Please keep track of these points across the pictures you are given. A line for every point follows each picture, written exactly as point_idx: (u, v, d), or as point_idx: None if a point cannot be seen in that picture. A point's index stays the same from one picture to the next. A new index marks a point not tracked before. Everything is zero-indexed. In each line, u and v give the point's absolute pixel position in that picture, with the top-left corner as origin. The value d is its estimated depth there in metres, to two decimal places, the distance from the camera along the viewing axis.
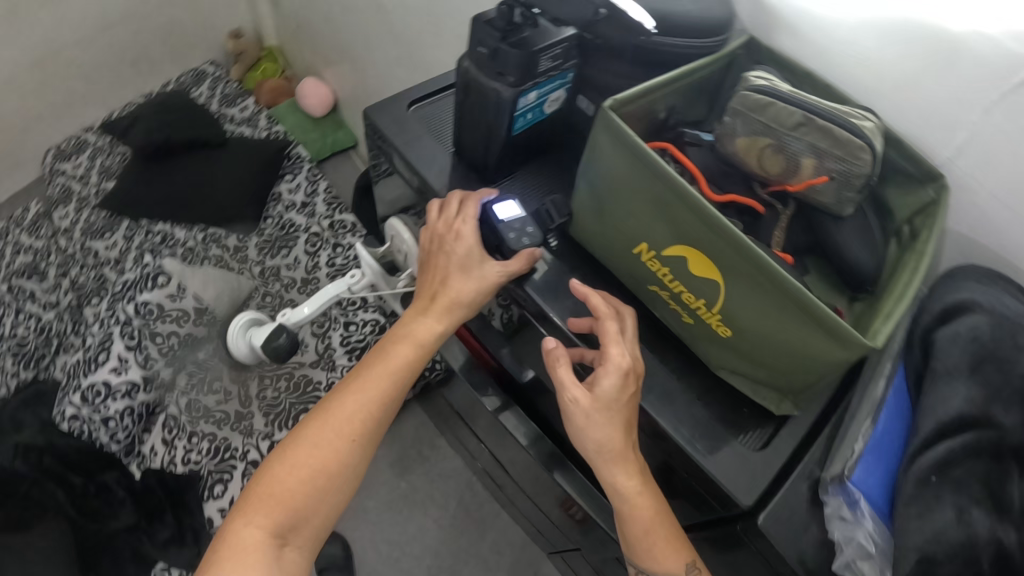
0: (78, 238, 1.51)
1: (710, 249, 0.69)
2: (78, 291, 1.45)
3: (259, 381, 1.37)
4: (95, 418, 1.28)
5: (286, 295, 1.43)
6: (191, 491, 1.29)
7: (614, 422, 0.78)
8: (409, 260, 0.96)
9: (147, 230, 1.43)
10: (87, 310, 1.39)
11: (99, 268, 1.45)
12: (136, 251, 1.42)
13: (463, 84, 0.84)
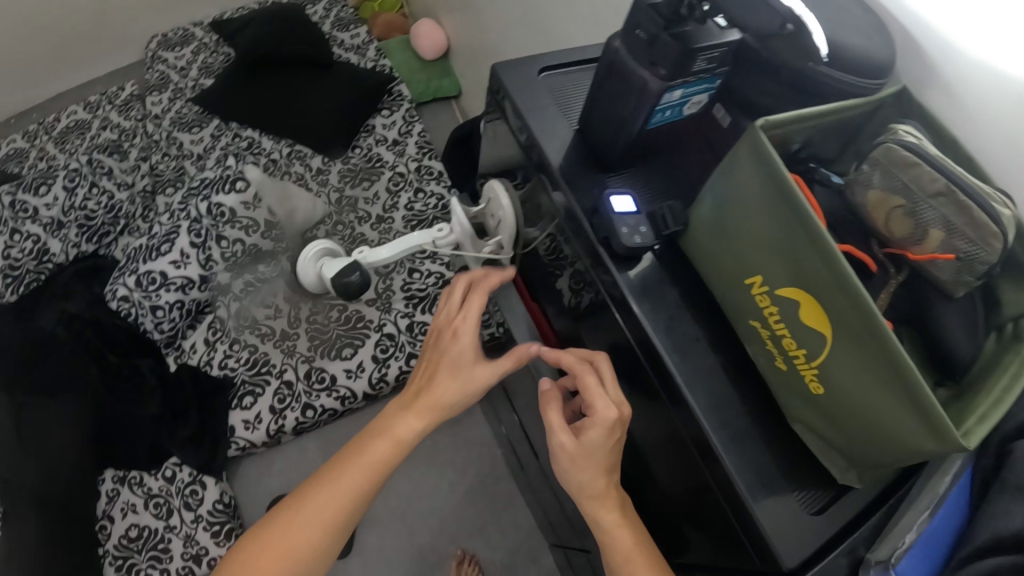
0: (166, 126, 1.55)
1: (826, 299, 0.63)
2: (155, 178, 1.49)
3: (310, 306, 1.33)
4: (144, 305, 1.31)
5: (358, 228, 1.39)
6: (220, 397, 1.29)
7: (593, 464, 0.76)
8: (502, 227, 0.93)
9: (235, 134, 1.47)
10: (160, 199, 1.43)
11: (182, 161, 1.48)
12: (220, 151, 1.46)
13: (608, 63, 0.79)
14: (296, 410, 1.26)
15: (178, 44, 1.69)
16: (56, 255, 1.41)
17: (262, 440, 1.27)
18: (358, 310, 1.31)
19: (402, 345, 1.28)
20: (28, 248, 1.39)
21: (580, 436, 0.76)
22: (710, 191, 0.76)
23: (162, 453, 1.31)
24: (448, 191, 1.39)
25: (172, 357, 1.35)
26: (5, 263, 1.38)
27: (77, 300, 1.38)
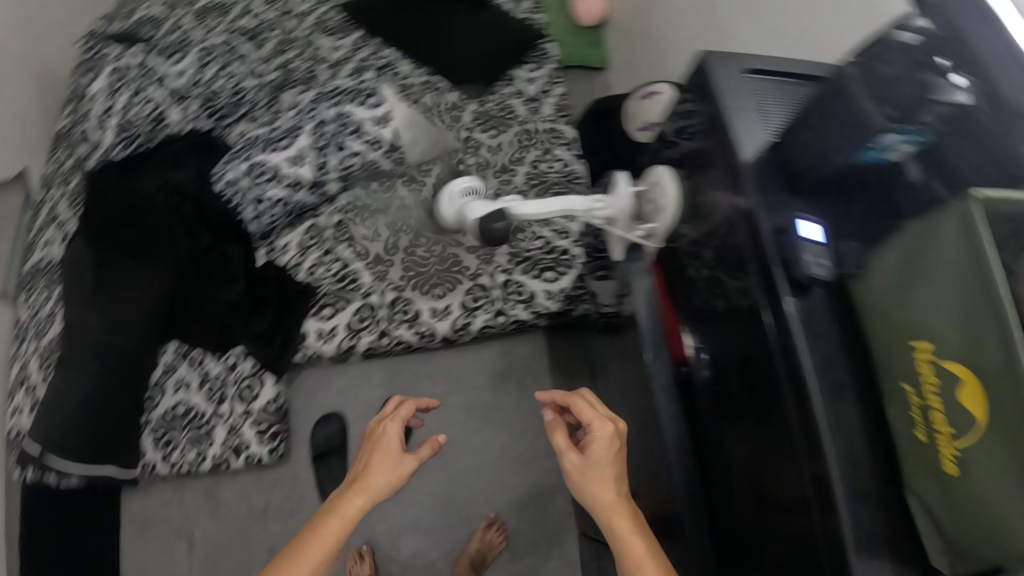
0: (307, 27, 1.54)
1: (994, 386, 0.53)
2: (287, 74, 1.48)
3: (411, 236, 1.32)
4: (249, 194, 1.30)
5: (478, 173, 1.39)
6: (302, 302, 1.28)
7: (608, 474, 0.81)
8: (663, 211, 0.91)
9: (375, 52, 1.48)
10: (289, 96, 1.45)
11: (315, 62, 1.49)
12: (355, 64, 1.47)
13: (832, 90, 0.65)
14: (372, 334, 1.27)
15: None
16: (171, 125, 1.42)
17: (332, 354, 1.27)
18: (456, 254, 1.30)
19: (494, 299, 1.28)
20: (147, 110, 1.41)
21: (586, 451, 0.83)
22: (902, 233, 0.64)
23: (228, 341, 1.29)
24: (575, 160, 1.40)
25: (262, 251, 1.34)
26: (122, 122, 1.41)
27: (185, 172, 1.37)
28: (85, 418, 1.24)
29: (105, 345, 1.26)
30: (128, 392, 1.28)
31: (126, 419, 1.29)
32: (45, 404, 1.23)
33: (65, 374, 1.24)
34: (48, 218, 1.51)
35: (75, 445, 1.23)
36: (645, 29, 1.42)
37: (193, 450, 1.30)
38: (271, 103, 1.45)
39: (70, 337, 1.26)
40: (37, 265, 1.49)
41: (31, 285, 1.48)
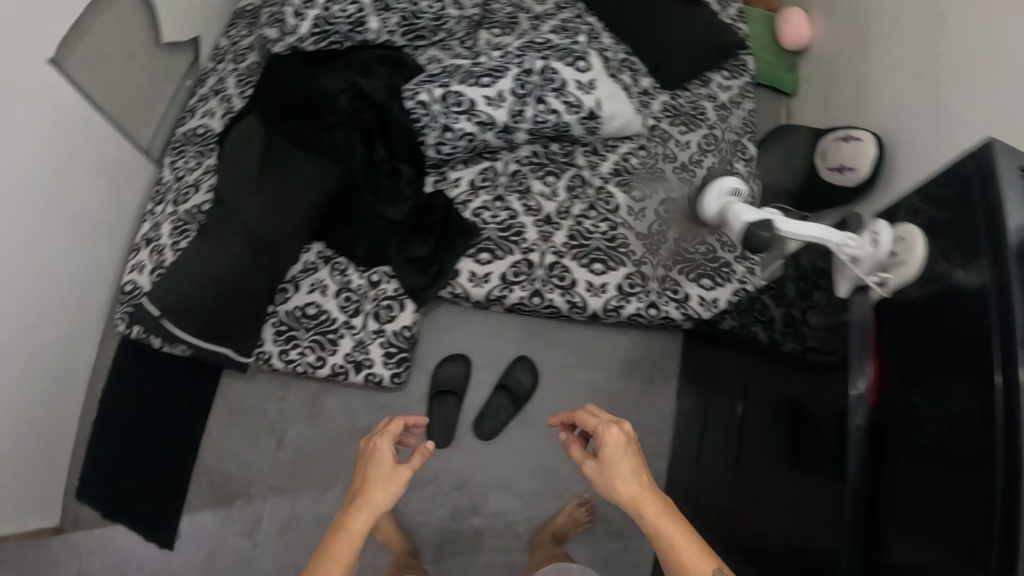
0: None
1: None
2: (487, 14, 1.52)
3: (584, 205, 1.32)
4: (439, 120, 1.28)
5: (657, 163, 1.39)
6: (463, 239, 1.26)
7: (628, 472, 0.86)
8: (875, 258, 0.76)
9: (577, 14, 1.54)
10: (486, 36, 1.49)
11: (518, 10, 1.53)
12: (557, 22, 1.52)
13: None
14: (525, 290, 1.26)
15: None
16: (369, 32, 1.39)
17: (481, 299, 1.26)
18: (622, 236, 1.31)
19: (649, 289, 1.29)
20: (349, 11, 1.36)
21: (600, 456, 0.88)
22: None
23: (378, 257, 1.27)
24: (750, 177, 1.41)
25: (431, 178, 1.32)
26: (321, 14, 1.35)
27: (372, 79, 1.35)
28: (201, 295, 1.23)
29: (245, 230, 1.24)
30: (253, 281, 1.24)
31: (236, 307, 1.24)
32: (177, 268, 1.26)
33: (203, 247, 1.26)
34: (212, 90, 1.51)
35: (188, 316, 1.23)
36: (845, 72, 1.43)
37: (313, 353, 1.27)
38: (468, 43, 1.49)
39: (222, 210, 1.27)
40: (192, 132, 1.48)
41: (180, 149, 1.47)
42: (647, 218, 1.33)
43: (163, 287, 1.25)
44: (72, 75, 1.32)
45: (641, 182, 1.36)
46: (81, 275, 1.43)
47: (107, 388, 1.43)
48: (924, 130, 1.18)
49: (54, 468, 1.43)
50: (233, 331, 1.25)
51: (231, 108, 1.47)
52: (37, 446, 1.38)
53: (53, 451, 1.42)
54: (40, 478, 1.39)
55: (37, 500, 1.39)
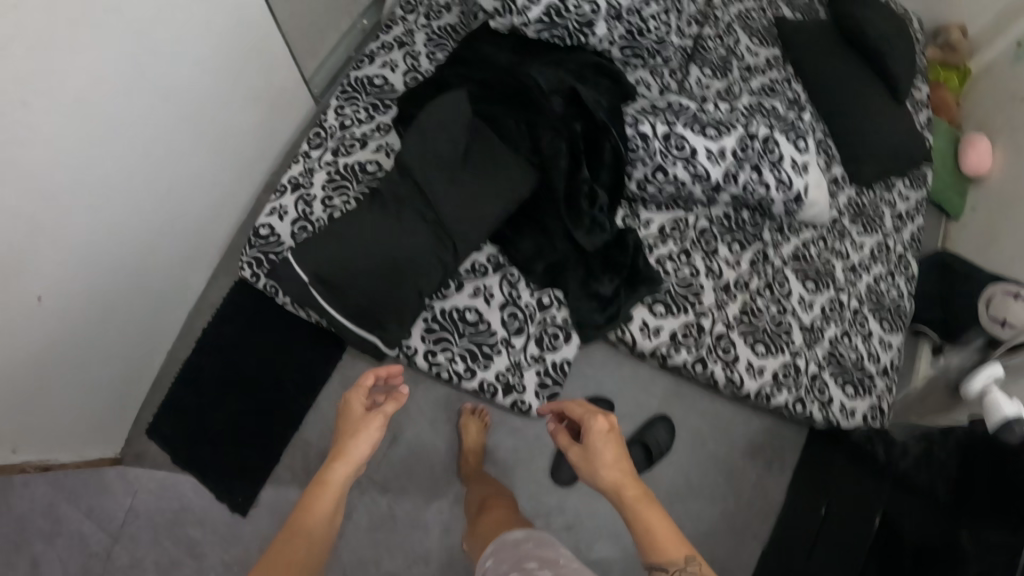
0: (730, 17, 1.54)
1: None
2: (700, 51, 1.46)
3: (762, 283, 1.30)
4: (655, 158, 1.20)
5: (831, 257, 1.37)
6: (647, 287, 1.21)
7: (612, 458, 0.80)
8: None
9: (785, 77, 1.50)
10: (696, 74, 1.43)
11: (730, 54, 1.48)
12: (765, 79, 1.47)
13: None
14: (690, 354, 1.24)
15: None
16: (594, 35, 1.31)
17: (646, 351, 1.23)
18: (788, 323, 1.30)
19: (801, 384, 1.29)
20: (585, 10, 1.26)
21: (586, 445, 0.82)
22: None
23: (555, 280, 1.19)
24: (908, 296, 1.41)
25: (623, 212, 1.26)
26: (556, 3, 1.24)
27: (591, 89, 1.26)
28: (363, 271, 1.11)
29: (427, 215, 1.14)
30: (423, 273, 1.14)
31: (397, 292, 1.13)
32: (336, 233, 1.12)
33: (373, 217, 1.13)
34: (397, 41, 1.41)
35: (341, 289, 1.12)
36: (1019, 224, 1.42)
37: (464, 362, 1.19)
38: (678, 77, 1.42)
39: (402, 185, 1.16)
40: (368, 79, 1.38)
41: (349, 95, 1.37)
42: (813, 311, 1.32)
43: (312, 248, 1.10)
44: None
45: (816, 274, 1.34)
46: (214, 200, 1.31)
47: (212, 328, 1.32)
48: None
49: (133, 397, 1.31)
50: (385, 316, 1.13)
51: (416, 67, 1.39)
52: (128, 372, 1.26)
53: (138, 380, 1.31)
54: (121, 405, 1.28)
55: (110, 426, 1.28)
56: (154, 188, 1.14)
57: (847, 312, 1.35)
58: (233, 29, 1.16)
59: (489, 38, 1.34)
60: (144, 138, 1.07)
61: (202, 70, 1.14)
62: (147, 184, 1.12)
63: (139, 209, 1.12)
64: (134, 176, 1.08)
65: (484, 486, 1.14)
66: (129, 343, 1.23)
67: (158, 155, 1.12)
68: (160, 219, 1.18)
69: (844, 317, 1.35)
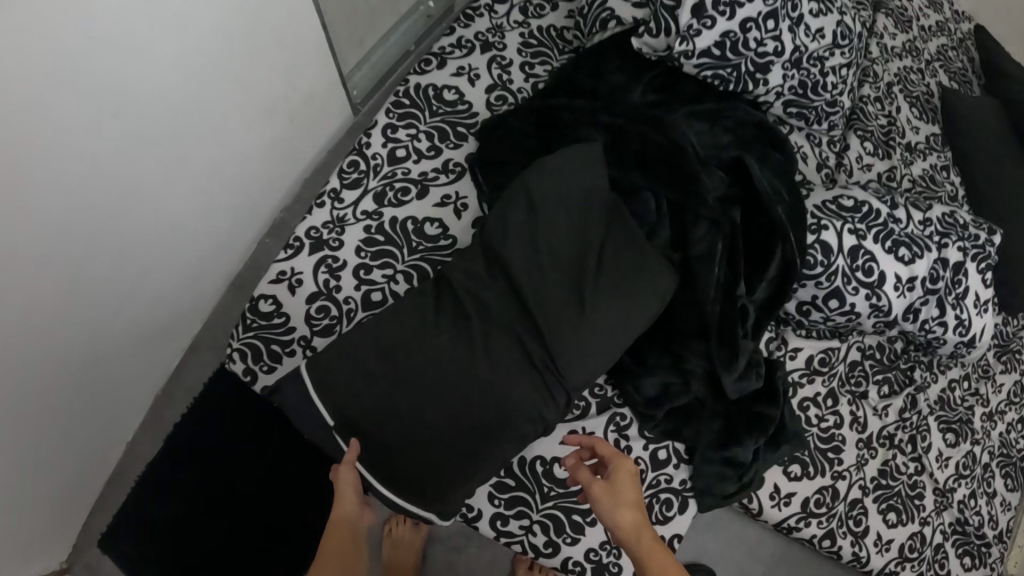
0: (890, 74, 1.23)
1: None
2: (863, 114, 1.14)
3: (906, 435, 1.05)
4: (835, 280, 0.90)
5: (974, 405, 1.13)
6: (791, 447, 0.92)
7: (631, 500, 0.67)
8: None
9: (946, 163, 1.21)
10: (860, 146, 1.11)
11: (892, 125, 1.17)
12: (928, 162, 1.18)
13: None
14: (820, 528, 0.98)
15: (912, 23, 1.36)
16: (765, 84, 0.96)
17: (771, 521, 0.96)
18: (922, 485, 1.06)
19: (924, 559, 1.07)
20: (766, 48, 0.93)
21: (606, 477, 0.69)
22: None
23: (682, 430, 0.88)
24: None
25: (768, 337, 0.97)
26: (736, 31, 0.90)
27: (760, 165, 0.92)
28: (414, 412, 0.75)
29: (519, 332, 0.77)
30: (507, 431, 0.75)
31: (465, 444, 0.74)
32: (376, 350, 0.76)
33: (433, 328, 0.77)
34: (479, 40, 1.01)
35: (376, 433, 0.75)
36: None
37: (545, 535, 0.86)
38: (837, 149, 1.10)
39: (489, 286, 0.79)
40: (435, 91, 0.98)
41: (407, 114, 0.96)
42: (950, 470, 1.09)
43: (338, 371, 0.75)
44: None
45: (958, 424, 1.10)
46: (191, 243, 0.89)
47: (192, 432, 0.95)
48: None
49: (66, 525, 0.91)
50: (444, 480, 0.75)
51: (505, 82, 1.00)
52: (58, 493, 0.85)
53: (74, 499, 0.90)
54: (45, 543, 0.87)
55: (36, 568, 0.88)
56: (103, 223, 0.72)
57: (980, 471, 1.14)
58: None
59: (621, 63, 0.96)
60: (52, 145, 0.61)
61: (195, 43, 0.73)
62: (90, 218, 0.70)
63: (77, 259, 0.70)
64: (65, 210, 0.66)
65: None
66: (61, 454, 0.82)
67: (111, 174, 0.70)
68: (114, 274, 0.77)
69: (977, 477, 1.13)
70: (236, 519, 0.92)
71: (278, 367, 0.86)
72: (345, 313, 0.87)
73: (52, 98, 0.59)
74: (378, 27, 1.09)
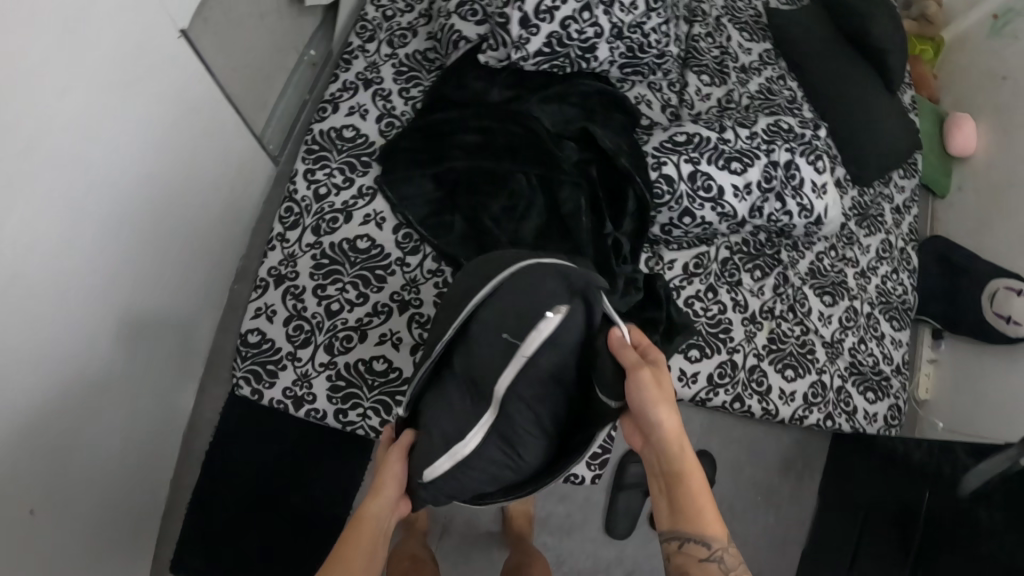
0: (717, 11, 1.44)
1: None
2: (695, 53, 1.36)
3: (785, 306, 1.29)
4: (682, 202, 1.15)
5: (843, 266, 1.37)
6: (683, 337, 1.16)
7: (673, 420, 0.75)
8: None
9: (780, 74, 1.42)
10: (696, 80, 1.33)
11: (725, 55, 1.39)
12: (762, 79, 1.40)
13: None
14: (728, 394, 1.22)
15: None
16: (596, 60, 1.19)
17: (686, 398, 1.21)
18: (811, 342, 1.31)
19: (829, 399, 1.31)
20: (587, 34, 1.14)
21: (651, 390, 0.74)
22: None
23: None
24: (911, 289, 1.44)
25: (646, 256, 1.20)
26: (558, 31, 1.12)
27: (605, 126, 1.15)
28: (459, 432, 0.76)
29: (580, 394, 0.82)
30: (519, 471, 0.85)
31: (457, 440, 0.75)
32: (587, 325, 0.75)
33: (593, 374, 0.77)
34: (360, 78, 1.24)
35: (499, 322, 0.72)
36: (1005, 212, 1.47)
37: None
38: (677, 89, 1.31)
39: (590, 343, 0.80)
40: (337, 133, 1.21)
41: (320, 157, 1.20)
42: (832, 325, 1.33)
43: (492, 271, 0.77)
44: (200, 50, 1.06)
45: (831, 286, 1.34)
46: (180, 297, 1.14)
47: (226, 449, 1.21)
48: None
49: (143, 537, 1.16)
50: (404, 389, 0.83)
51: (390, 109, 1.22)
52: (130, 524, 1.10)
53: (144, 526, 1.14)
54: (131, 552, 1.12)
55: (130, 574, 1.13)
56: (105, 309, 0.96)
57: (863, 321, 1.37)
58: (174, 102, 1.00)
59: (477, 73, 1.18)
60: (71, 251, 0.86)
61: (150, 152, 0.98)
62: (94, 308, 0.94)
63: (94, 340, 0.95)
64: (78, 307, 0.90)
65: (529, 557, 1.09)
66: (126, 483, 1.08)
67: (102, 273, 0.94)
68: (119, 342, 1.01)
69: (861, 326, 1.36)
70: (281, 500, 1.20)
71: (277, 380, 1.13)
72: (316, 324, 1.14)
73: (69, 222, 0.85)
74: (278, 88, 1.29)
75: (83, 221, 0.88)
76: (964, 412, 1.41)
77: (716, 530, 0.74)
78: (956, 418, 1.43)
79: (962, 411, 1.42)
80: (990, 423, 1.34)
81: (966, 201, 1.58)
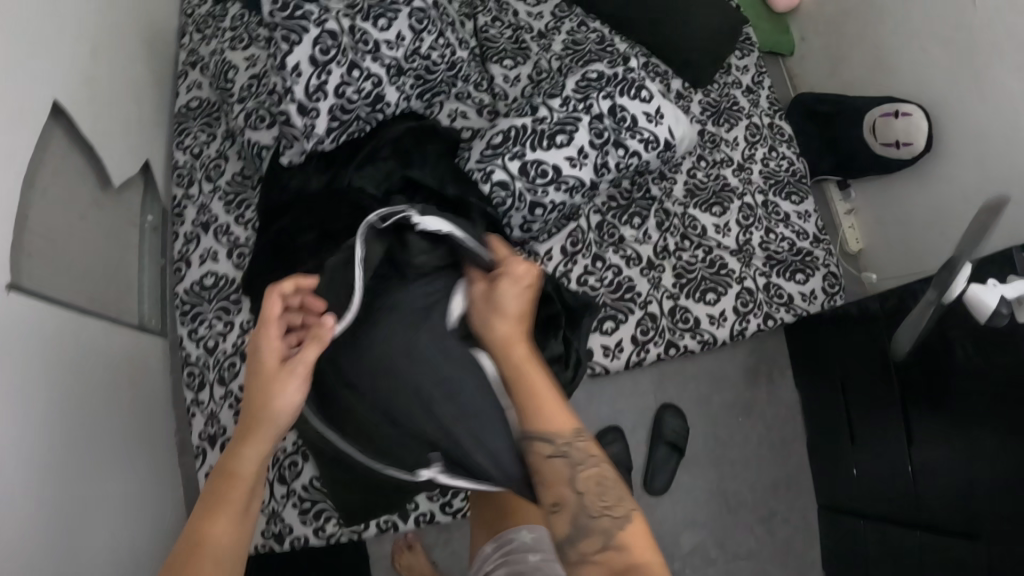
0: None
1: None
2: (488, 44, 1.36)
3: (677, 238, 1.29)
4: (525, 198, 1.16)
5: (720, 171, 1.36)
6: (589, 316, 1.15)
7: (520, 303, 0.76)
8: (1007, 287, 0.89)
9: (580, 20, 1.41)
10: (501, 70, 1.33)
11: (517, 31, 1.38)
12: (564, 34, 1.39)
13: None
14: (658, 345, 1.24)
15: None
16: (389, 106, 1.19)
17: (621, 367, 1.23)
18: (720, 257, 1.30)
19: (761, 302, 1.30)
20: (366, 89, 1.14)
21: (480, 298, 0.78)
22: None
23: None
24: (798, 158, 1.43)
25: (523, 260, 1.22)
26: (337, 101, 1.12)
27: (423, 167, 1.17)
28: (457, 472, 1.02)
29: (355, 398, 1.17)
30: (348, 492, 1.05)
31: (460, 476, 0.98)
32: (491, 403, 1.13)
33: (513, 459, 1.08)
34: (197, 225, 1.27)
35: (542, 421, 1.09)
36: (858, 40, 1.43)
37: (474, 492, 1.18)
38: (486, 88, 1.32)
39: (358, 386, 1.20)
40: (200, 285, 1.24)
41: (195, 313, 1.24)
42: (733, 232, 1.32)
43: None
44: (48, 285, 1.08)
45: (716, 196, 1.33)
46: (145, 496, 1.19)
47: None
48: (961, 94, 1.21)
49: None
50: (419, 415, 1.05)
51: (235, 241, 1.25)
52: None
53: None
54: None
55: None
56: (74, 554, 0.97)
57: (762, 212, 1.36)
58: (51, 344, 1.03)
59: (290, 173, 1.19)
60: (36, 528, 0.91)
61: (57, 400, 1.02)
62: (63, 565, 0.94)
63: None
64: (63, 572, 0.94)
65: None
66: None
67: (55, 528, 0.95)
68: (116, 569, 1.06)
69: (761, 218, 1.35)
70: None
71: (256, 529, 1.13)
72: None
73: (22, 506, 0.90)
74: (133, 266, 1.32)
75: (35, 495, 0.92)
76: (893, 250, 1.42)
77: (562, 425, 0.71)
78: (892, 257, 1.42)
79: (893, 247, 1.42)
80: (926, 248, 1.33)
81: (818, 46, 1.54)
